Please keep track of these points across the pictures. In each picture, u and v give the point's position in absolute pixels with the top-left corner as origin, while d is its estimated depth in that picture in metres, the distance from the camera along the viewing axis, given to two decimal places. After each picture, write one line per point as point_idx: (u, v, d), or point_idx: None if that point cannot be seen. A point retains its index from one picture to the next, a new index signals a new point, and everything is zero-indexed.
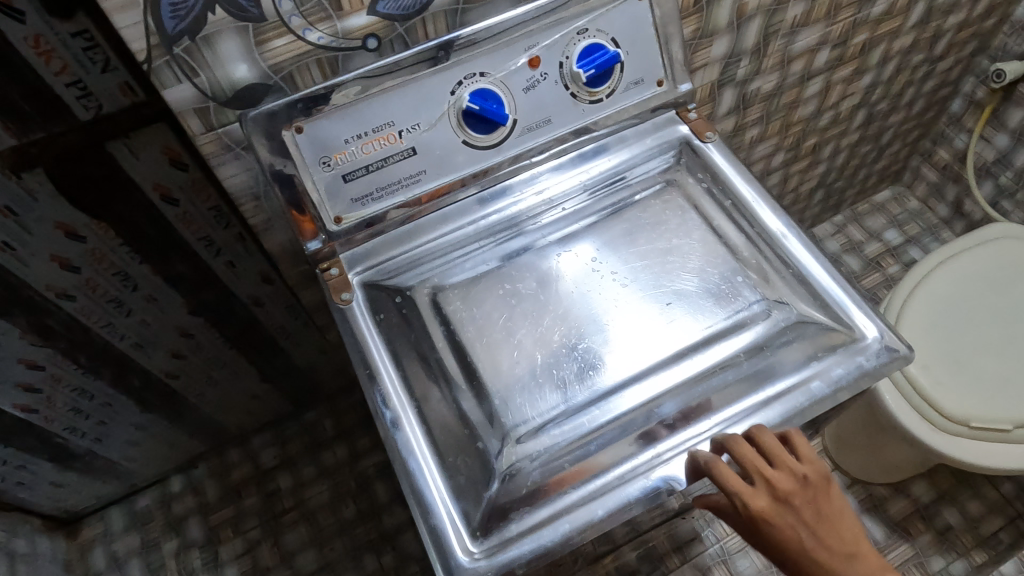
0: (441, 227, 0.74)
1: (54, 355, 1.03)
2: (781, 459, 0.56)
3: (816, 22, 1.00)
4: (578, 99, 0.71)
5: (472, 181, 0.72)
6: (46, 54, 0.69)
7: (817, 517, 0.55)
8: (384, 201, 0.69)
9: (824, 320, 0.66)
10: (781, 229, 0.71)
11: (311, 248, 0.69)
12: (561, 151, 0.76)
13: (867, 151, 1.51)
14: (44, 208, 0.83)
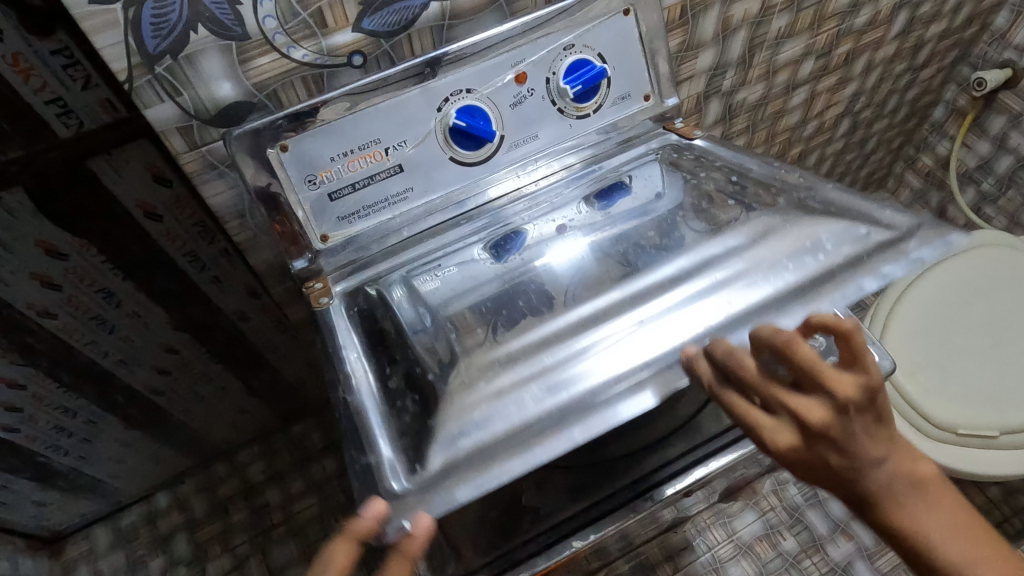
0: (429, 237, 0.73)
1: (36, 374, 1.01)
2: (814, 383, 0.50)
3: (800, 33, 1.01)
4: (565, 114, 0.71)
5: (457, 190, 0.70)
6: (25, 72, 0.67)
7: (853, 441, 0.50)
8: (371, 219, 0.68)
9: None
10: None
11: (298, 266, 0.68)
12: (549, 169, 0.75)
13: (852, 159, 1.52)
14: (24, 226, 0.81)
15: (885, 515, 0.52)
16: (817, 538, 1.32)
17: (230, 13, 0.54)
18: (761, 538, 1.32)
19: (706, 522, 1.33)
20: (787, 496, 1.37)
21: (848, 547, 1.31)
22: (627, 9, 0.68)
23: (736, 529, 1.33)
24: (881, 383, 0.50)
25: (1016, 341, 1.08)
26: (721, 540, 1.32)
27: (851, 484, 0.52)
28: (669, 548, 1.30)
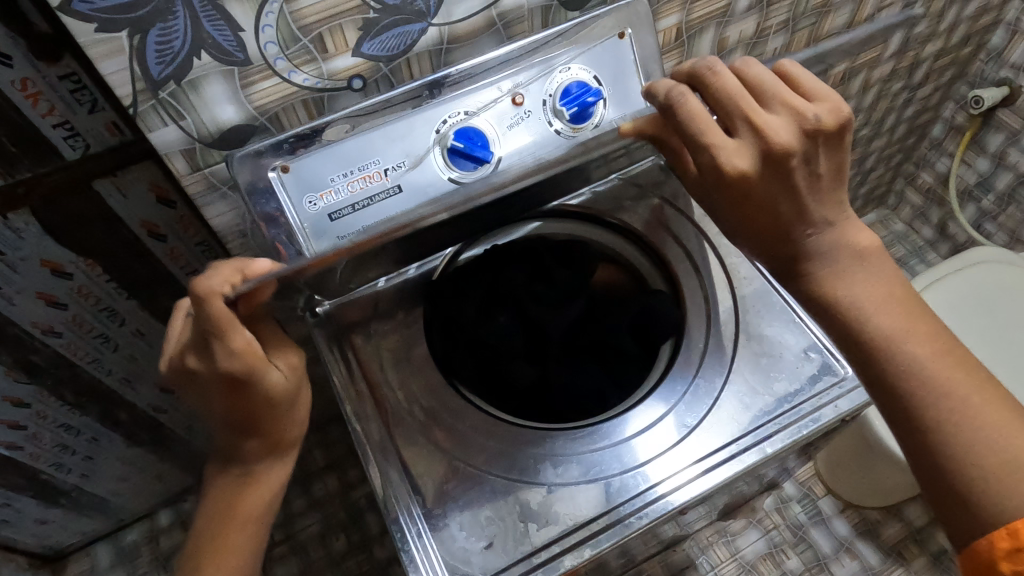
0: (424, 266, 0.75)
1: (40, 392, 1.02)
2: (779, 103, 0.58)
3: (796, 54, 1.02)
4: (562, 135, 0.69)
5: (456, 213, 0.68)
6: (33, 96, 0.69)
7: (807, 179, 0.58)
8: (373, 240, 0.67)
9: (819, 353, 0.65)
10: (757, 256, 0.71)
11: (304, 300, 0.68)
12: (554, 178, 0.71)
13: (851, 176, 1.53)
14: (30, 246, 0.83)
15: (825, 283, 0.60)
16: (821, 557, 1.31)
17: (232, 39, 0.55)
18: (764, 557, 1.31)
19: (709, 540, 1.32)
20: (790, 514, 1.36)
21: (852, 565, 1.30)
22: (622, 32, 0.70)
23: (739, 547, 1.32)
24: (846, 114, 0.58)
25: (1015, 358, 1.08)
26: (724, 559, 1.31)
27: (797, 233, 0.60)
28: (672, 566, 1.29)
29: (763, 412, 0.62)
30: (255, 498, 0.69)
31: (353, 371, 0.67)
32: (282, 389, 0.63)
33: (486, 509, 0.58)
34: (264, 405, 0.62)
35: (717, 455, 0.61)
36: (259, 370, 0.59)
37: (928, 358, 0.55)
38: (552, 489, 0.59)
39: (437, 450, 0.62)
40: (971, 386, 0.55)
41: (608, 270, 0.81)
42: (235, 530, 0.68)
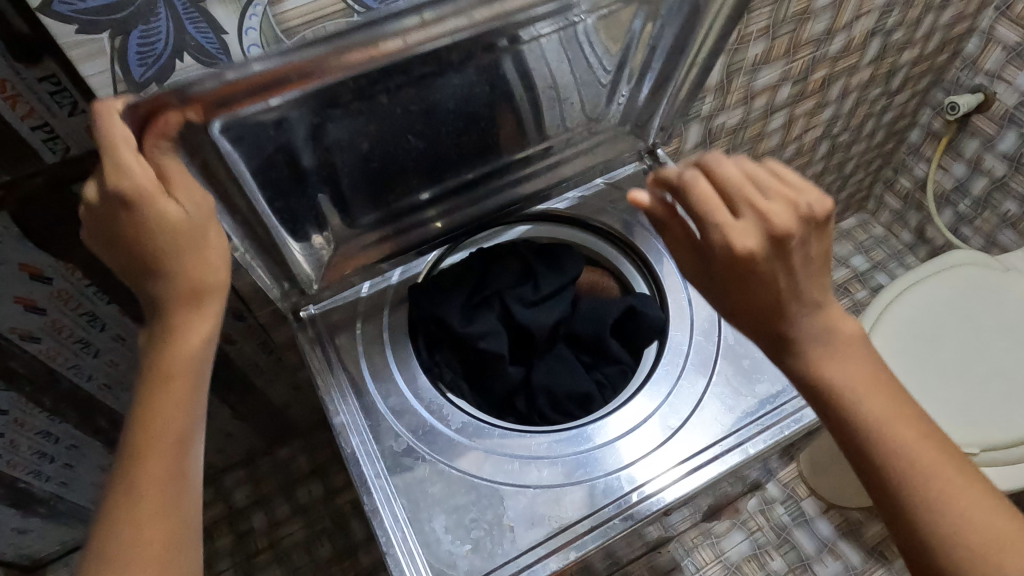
0: (410, 270, 0.75)
1: (17, 398, 1.00)
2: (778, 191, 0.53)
3: (776, 60, 1.03)
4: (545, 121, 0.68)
5: (438, 204, 0.70)
6: (12, 98, 0.68)
7: (803, 262, 0.53)
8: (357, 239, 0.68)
9: None
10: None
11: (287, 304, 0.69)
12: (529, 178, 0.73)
13: (831, 180, 1.55)
14: (9, 251, 0.82)
15: (812, 365, 0.54)
16: (805, 557, 1.32)
17: (215, 42, 0.54)
18: (748, 558, 1.32)
19: (694, 542, 1.33)
20: (774, 516, 1.37)
21: (835, 566, 1.31)
22: None
23: (723, 549, 1.33)
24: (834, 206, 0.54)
25: (992, 358, 1.10)
26: (709, 560, 1.32)
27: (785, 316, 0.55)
28: (657, 569, 1.29)
29: (744, 413, 0.63)
30: (186, 352, 0.54)
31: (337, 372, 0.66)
32: (185, 220, 0.50)
33: (472, 512, 0.58)
34: (167, 240, 0.50)
35: (702, 455, 0.61)
36: (143, 189, 0.47)
37: (928, 467, 0.50)
38: (536, 491, 0.59)
39: (421, 453, 0.61)
40: (976, 499, 0.50)
41: (595, 274, 0.79)
42: (169, 393, 0.53)
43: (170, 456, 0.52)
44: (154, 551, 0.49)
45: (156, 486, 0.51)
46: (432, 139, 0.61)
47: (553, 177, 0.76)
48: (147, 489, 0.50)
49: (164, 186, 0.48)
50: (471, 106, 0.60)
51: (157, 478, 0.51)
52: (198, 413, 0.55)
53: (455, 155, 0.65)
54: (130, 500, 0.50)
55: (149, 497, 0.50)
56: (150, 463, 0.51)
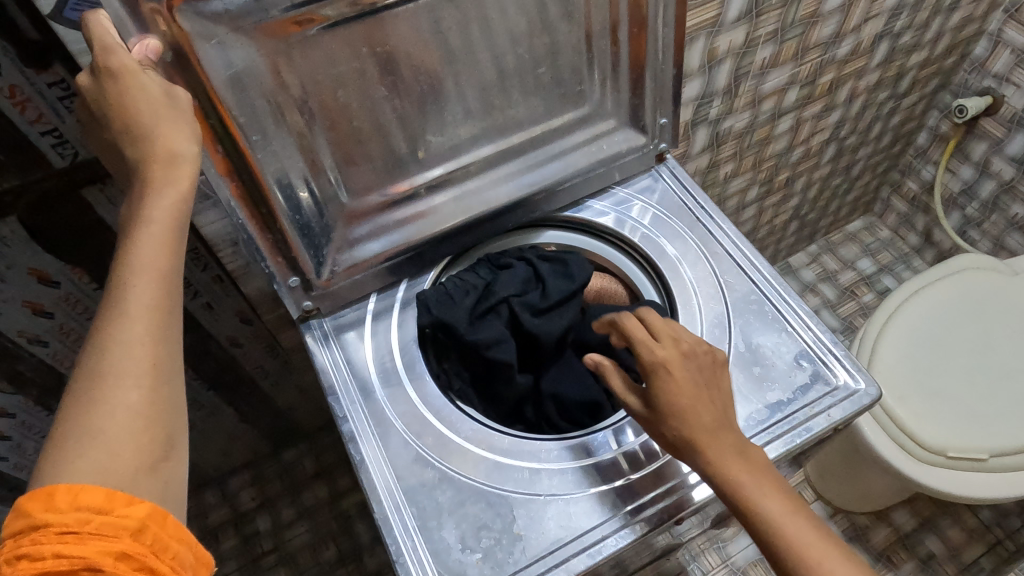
0: (416, 283, 0.71)
1: (25, 401, 1.00)
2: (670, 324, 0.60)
3: (785, 63, 1.03)
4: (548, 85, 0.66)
5: (437, 190, 0.67)
6: (21, 104, 0.68)
7: (708, 381, 0.56)
8: (366, 226, 0.65)
9: (813, 363, 0.62)
10: (739, 263, 0.68)
11: (299, 314, 0.66)
12: (536, 163, 0.71)
13: (838, 184, 1.55)
14: (16, 255, 0.82)
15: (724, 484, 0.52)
16: None
17: None
18: (755, 562, 1.32)
19: (700, 547, 1.33)
20: None
21: None
22: None
23: (730, 553, 1.33)
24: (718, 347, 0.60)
25: (998, 362, 1.10)
26: (716, 565, 1.32)
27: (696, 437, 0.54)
28: None
29: (758, 421, 0.59)
30: (166, 221, 0.48)
31: (342, 372, 0.65)
32: (167, 98, 0.47)
33: (483, 520, 0.57)
34: (145, 112, 0.46)
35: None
36: (126, 66, 0.45)
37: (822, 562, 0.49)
38: (548, 501, 0.58)
39: (431, 461, 0.60)
40: None
41: (602, 279, 0.76)
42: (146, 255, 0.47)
43: (151, 313, 0.46)
44: (144, 369, 0.45)
45: (136, 345, 0.45)
46: (422, 91, 0.59)
47: (556, 169, 0.71)
48: (126, 344, 0.44)
49: (146, 67, 0.46)
50: (458, 50, 0.58)
51: (137, 334, 0.45)
52: (180, 282, 0.49)
53: (451, 105, 0.61)
54: (107, 357, 0.44)
55: (127, 353, 0.44)
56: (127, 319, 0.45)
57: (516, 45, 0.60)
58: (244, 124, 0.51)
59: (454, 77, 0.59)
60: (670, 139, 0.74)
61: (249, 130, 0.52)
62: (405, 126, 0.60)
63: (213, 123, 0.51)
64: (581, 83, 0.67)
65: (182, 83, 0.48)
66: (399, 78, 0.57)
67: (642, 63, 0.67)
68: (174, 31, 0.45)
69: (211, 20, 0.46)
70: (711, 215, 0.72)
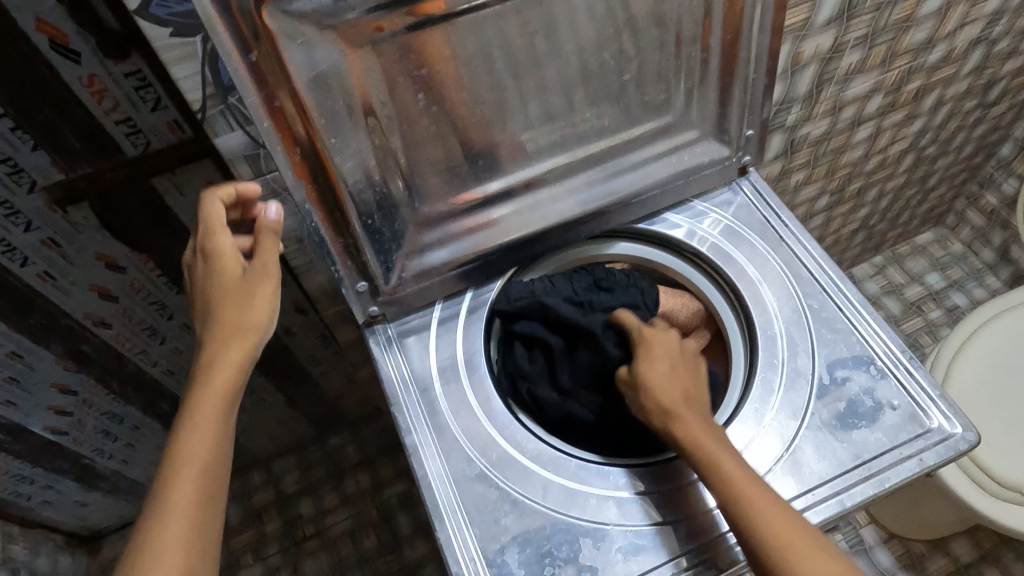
0: (483, 293, 0.69)
1: (87, 380, 1.02)
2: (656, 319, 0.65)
3: (871, 69, 0.97)
4: (634, 95, 0.62)
5: (508, 198, 0.65)
6: (99, 93, 0.68)
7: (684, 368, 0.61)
8: (434, 232, 0.64)
9: (903, 402, 0.58)
10: (825, 288, 0.65)
11: (364, 319, 0.65)
12: (610, 173, 0.68)
13: (912, 194, 1.47)
14: (86, 240, 0.83)
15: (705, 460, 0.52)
16: None
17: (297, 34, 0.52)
18: None
19: None
20: None
21: None
22: None
23: None
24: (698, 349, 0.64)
25: None
26: None
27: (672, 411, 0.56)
28: None
29: (841, 461, 0.56)
30: (225, 376, 0.58)
31: (406, 382, 0.63)
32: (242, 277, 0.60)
33: (547, 546, 0.55)
34: (226, 286, 0.59)
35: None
36: (221, 252, 0.60)
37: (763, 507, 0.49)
38: (616, 530, 0.55)
39: (495, 480, 0.58)
40: None
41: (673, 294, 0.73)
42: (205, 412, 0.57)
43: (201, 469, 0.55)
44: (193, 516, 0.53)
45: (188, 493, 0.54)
46: (499, 96, 0.56)
47: (632, 181, 0.68)
48: (178, 499, 0.53)
49: (234, 253, 0.60)
50: (543, 53, 0.55)
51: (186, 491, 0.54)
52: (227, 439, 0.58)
53: (531, 110, 0.59)
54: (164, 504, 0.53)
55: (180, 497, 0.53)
56: (185, 470, 0.54)
57: (601, 50, 0.57)
58: (324, 126, 0.50)
59: (537, 82, 0.57)
60: (754, 152, 0.70)
61: (328, 132, 0.50)
62: (483, 132, 0.58)
63: (292, 124, 0.49)
64: (666, 90, 0.63)
65: (264, 85, 0.46)
66: (482, 84, 0.54)
67: (731, 70, 0.63)
68: (257, 28, 0.43)
69: (297, 19, 0.44)
70: (794, 231, 0.68)
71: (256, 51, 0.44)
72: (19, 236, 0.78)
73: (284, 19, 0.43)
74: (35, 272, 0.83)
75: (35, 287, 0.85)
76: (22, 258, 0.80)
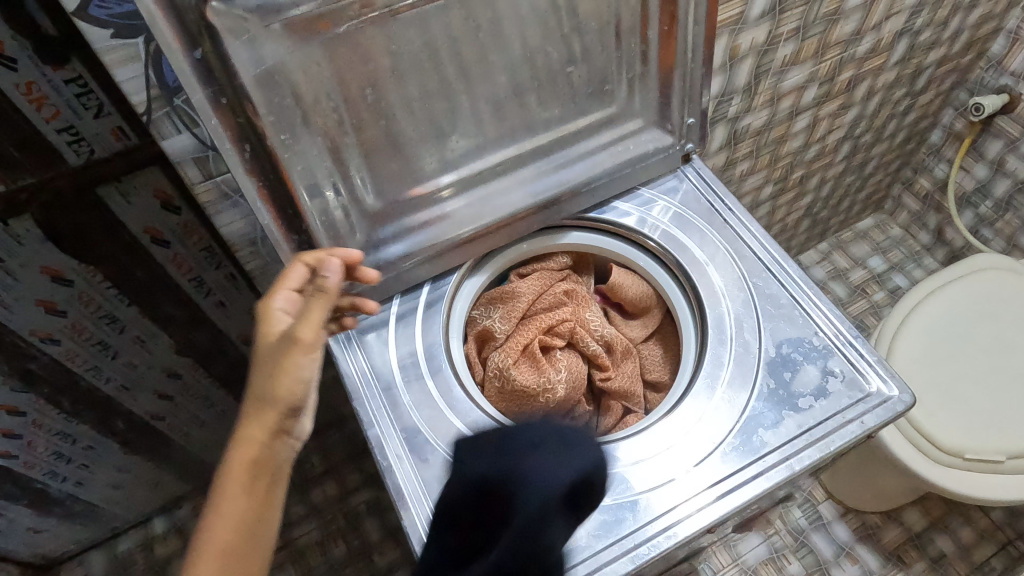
0: (440, 286, 0.70)
1: (36, 400, 0.99)
2: None
3: (805, 61, 1.02)
4: (580, 86, 0.64)
5: (459, 192, 0.66)
6: (38, 101, 0.67)
7: None
8: (390, 228, 0.64)
9: (845, 368, 0.61)
10: (768, 266, 0.67)
11: (323, 316, 0.65)
12: (559, 163, 0.70)
13: (851, 181, 1.53)
14: (29, 253, 0.80)
15: None
16: (823, 561, 1.31)
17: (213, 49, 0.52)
18: (766, 561, 1.31)
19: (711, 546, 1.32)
20: (792, 519, 1.36)
21: (853, 569, 1.30)
22: None
23: (741, 552, 1.33)
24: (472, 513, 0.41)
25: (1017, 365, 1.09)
26: (727, 564, 1.31)
27: None
28: None
29: (788, 428, 0.58)
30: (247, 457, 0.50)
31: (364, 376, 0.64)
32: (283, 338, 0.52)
33: None
34: (266, 349, 0.52)
35: (734, 479, 0.56)
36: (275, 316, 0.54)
37: None
38: None
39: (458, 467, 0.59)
40: None
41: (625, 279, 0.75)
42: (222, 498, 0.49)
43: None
44: None
45: None
46: (444, 91, 0.57)
47: (581, 170, 0.70)
48: None
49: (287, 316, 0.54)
50: (488, 46, 0.56)
51: None
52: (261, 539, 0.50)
53: (477, 104, 0.60)
54: None
55: None
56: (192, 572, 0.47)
57: (544, 43, 0.59)
58: (273, 122, 0.50)
59: (482, 77, 0.58)
60: (697, 139, 0.73)
61: (278, 129, 0.51)
62: (430, 126, 0.59)
63: (240, 122, 0.49)
64: (609, 81, 0.65)
65: (209, 82, 0.46)
66: (428, 78, 0.55)
67: (671, 60, 0.65)
68: (200, 24, 0.43)
69: (242, 15, 0.44)
70: (737, 213, 0.71)
71: (202, 48, 0.45)
72: None
73: (227, 15, 0.44)
74: None
75: None
76: None
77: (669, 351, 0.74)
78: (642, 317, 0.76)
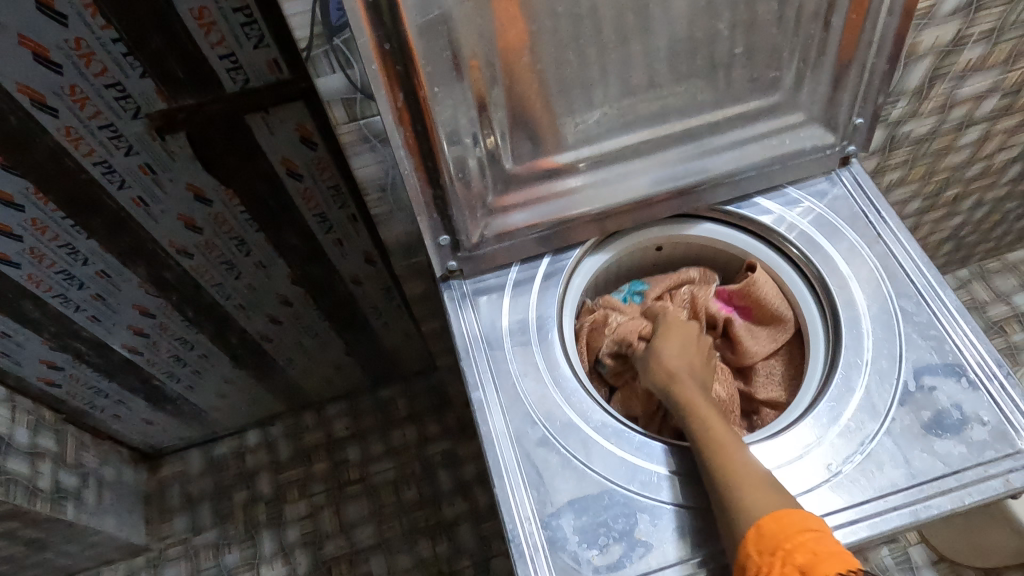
0: (561, 259, 0.68)
1: (165, 305, 1.07)
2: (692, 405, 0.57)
3: (991, 68, 0.91)
4: (744, 72, 0.60)
5: (595, 167, 0.64)
6: (207, 26, 0.70)
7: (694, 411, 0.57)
8: (523, 197, 0.63)
9: (996, 418, 0.55)
10: (921, 292, 0.61)
11: (442, 272, 0.66)
12: (706, 150, 0.66)
13: (1012, 208, 1.38)
14: (179, 169, 0.85)
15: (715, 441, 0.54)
16: None
17: None
18: None
19: None
20: (877, 557, 1.28)
21: None
22: None
23: None
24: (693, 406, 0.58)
25: None
26: None
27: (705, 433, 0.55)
28: None
29: (918, 471, 0.53)
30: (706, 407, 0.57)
31: (472, 337, 0.64)
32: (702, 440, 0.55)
33: (602, 517, 0.55)
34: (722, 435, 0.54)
35: (849, 514, 0.52)
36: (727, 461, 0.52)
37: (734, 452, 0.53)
38: (674, 511, 0.55)
39: (557, 445, 0.58)
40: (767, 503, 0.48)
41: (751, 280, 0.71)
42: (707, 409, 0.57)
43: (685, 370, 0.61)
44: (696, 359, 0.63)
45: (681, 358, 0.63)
46: (601, 59, 0.55)
47: (727, 161, 0.66)
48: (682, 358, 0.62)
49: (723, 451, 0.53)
50: (653, 17, 0.53)
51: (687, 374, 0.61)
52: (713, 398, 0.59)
53: (632, 78, 0.57)
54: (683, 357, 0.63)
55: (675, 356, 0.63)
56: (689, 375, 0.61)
57: (713, 19, 0.55)
58: (429, 73, 0.50)
59: (639, 52, 0.55)
60: (861, 142, 0.67)
61: (433, 80, 0.51)
62: (579, 94, 0.57)
63: (398, 69, 0.50)
64: (778, 68, 0.61)
65: (375, 26, 0.46)
66: (584, 42, 0.53)
67: (849, 51, 0.60)
68: None
69: None
70: (896, 228, 0.65)
71: None
72: (119, 159, 0.81)
73: None
74: (129, 196, 0.86)
75: (128, 211, 0.88)
76: (120, 181, 0.84)
77: (792, 366, 0.69)
78: (774, 327, 0.69)
